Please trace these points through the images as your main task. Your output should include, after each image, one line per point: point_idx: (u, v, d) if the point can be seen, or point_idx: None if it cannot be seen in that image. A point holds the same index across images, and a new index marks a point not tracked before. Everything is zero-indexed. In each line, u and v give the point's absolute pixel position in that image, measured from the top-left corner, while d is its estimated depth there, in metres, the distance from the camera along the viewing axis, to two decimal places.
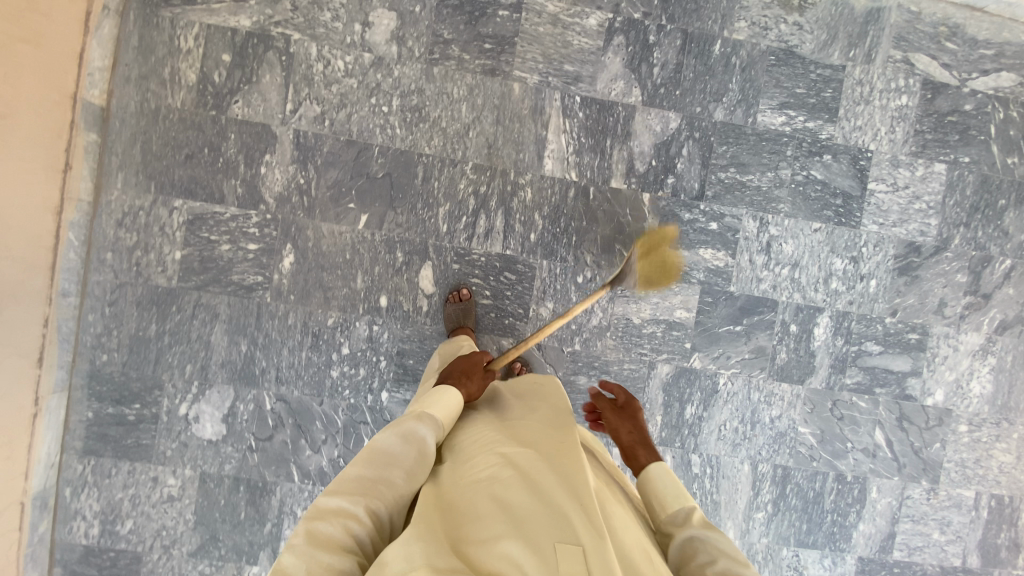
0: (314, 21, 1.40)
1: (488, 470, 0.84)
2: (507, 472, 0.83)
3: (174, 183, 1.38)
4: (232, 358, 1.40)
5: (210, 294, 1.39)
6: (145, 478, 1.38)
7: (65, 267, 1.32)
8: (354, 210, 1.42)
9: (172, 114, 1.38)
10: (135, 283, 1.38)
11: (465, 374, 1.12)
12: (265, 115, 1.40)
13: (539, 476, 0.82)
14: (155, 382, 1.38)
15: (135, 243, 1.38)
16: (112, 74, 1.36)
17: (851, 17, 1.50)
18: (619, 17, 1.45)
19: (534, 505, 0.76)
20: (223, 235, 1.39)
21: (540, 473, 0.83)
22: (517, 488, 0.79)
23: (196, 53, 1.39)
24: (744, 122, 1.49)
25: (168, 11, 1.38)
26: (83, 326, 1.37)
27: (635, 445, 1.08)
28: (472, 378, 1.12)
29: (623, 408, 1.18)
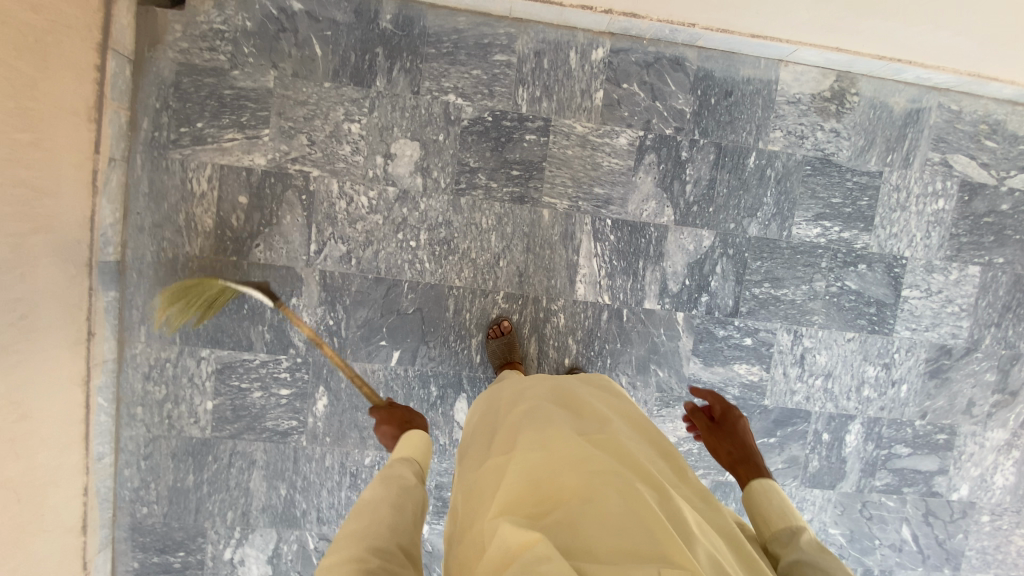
0: (333, 155, 1.34)
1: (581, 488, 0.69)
2: (609, 481, 0.69)
3: (199, 333, 1.34)
4: (273, 502, 1.39)
5: (245, 442, 1.37)
6: None
7: (97, 432, 1.30)
8: (385, 347, 1.39)
9: (191, 262, 1.32)
10: (168, 435, 1.36)
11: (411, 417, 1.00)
12: (288, 257, 1.35)
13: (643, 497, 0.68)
14: (197, 530, 1.38)
15: (165, 395, 1.35)
16: (124, 225, 1.29)
17: (889, 120, 1.45)
18: (650, 134, 1.40)
19: (643, 528, 0.63)
20: (254, 382, 1.36)
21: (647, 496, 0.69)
22: (624, 509, 0.66)
23: (211, 196, 1.32)
24: (779, 236, 1.45)
25: (177, 153, 1.30)
26: (120, 481, 1.36)
27: (737, 466, 0.98)
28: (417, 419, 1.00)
29: (719, 423, 1.07)
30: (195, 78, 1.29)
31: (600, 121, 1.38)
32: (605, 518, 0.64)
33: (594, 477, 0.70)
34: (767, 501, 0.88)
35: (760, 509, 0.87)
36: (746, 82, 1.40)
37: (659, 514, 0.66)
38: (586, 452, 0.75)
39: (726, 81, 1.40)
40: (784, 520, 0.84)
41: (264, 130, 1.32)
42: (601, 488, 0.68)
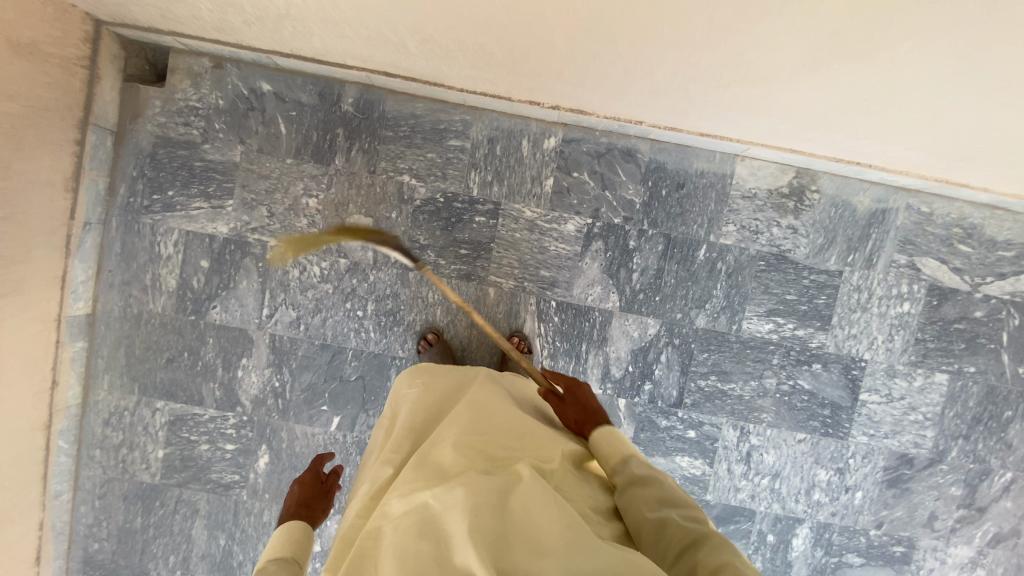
0: (290, 227, 1.41)
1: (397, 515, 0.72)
2: (413, 506, 0.71)
3: (156, 385, 1.43)
4: (212, 551, 1.46)
5: (190, 491, 1.45)
6: None
7: (56, 471, 1.39)
8: (326, 412, 1.44)
9: (153, 319, 1.42)
10: (121, 478, 1.45)
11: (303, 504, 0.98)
12: (242, 319, 1.42)
13: (440, 500, 0.70)
14: (141, 570, 1.46)
15: (121, 440, 1.44)
16: (96, 281, 1.41)
17: (852, 219, 1.41)
18: (598, 222, 1.41)
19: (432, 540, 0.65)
20: (202, 435, 1.44)
21: (442, 496, 0.71)
22: (414, 525, 0.68)
23: (175, 259, 1.41)
24: (728, 329, 1.43)
25: (148, 218, 1.40)
26: (76, 516, 1.45)
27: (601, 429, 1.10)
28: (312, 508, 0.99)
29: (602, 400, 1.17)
30: (170, 150, 1.40)
31: (549, 207, 1.41)
32: (398, 546, 0.66)
33: (403, 507, 0.73)
34: (611, 438, 0.93)
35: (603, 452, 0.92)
36: (699, 175, 1.40)
37: (452, 508, 0.68)
38: (401, 486, 0.77)
39: (679, 173, 1.40)
40: (619, 455, 0.90)
41: (228, 201, 1.40)
42: (402, 517, 0.70)
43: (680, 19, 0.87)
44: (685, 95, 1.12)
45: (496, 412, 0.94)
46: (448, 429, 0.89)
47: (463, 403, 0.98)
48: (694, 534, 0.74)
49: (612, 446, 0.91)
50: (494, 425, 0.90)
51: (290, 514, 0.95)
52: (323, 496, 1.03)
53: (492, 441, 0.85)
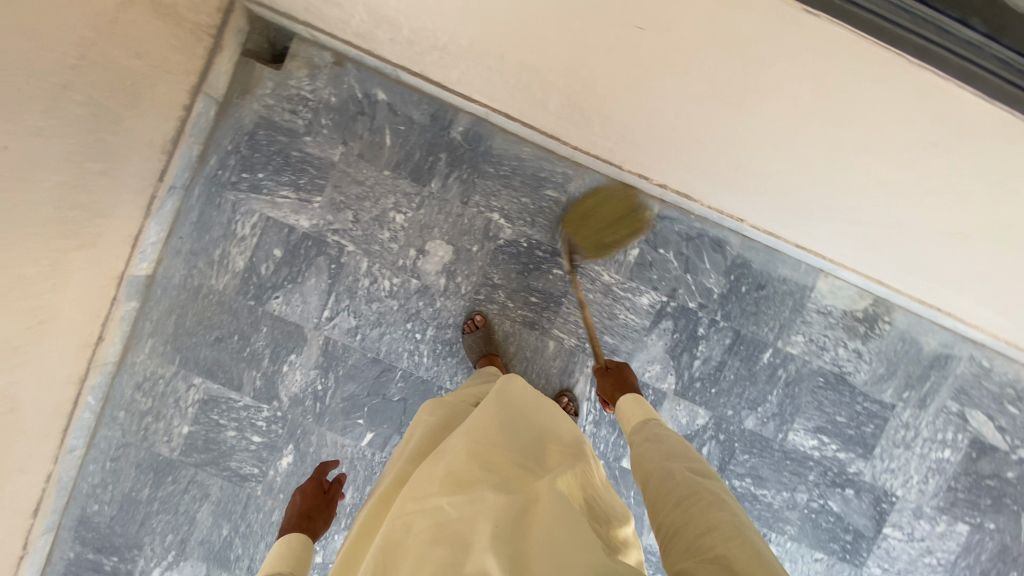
0: (371, 237, 1.39)
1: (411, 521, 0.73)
2: (431, 513, 0.72)
3: (198, 361, 1.40)
4: (212, 539, 1.42)
5: (205, 474, 1.42)
6: None
7: (77, 425, 1.36)
8: (361, 426, 1.42)
9: (212, 295, 1.39)
10: (139, 446, 1.41)
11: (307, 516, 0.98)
12: (300, 316, 1.40)
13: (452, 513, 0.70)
14: (136, 541, 1.42)
15: (149, 407, 1.41)
16: (164, 245, 1.38)
17: (916, 357, 1.42)
18: (673, 302, 1.41)
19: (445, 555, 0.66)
20: (231, 421, 1.41)
21: (462, 507, 0.71)
22: (428, 536, 0.69)
23: (249, 241, 1.38)
24: (773, 436, 1.43)
25: (232, 194, 1.38)
26: (84, 473, 1.41)
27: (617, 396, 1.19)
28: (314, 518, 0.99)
29: (610, 368, 1.25)
30: (271, 134, 1.38)
31: (628, 276, 1.40)
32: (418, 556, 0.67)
33: (414, 511, 0.73)
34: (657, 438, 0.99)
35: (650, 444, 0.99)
36: (781, 281, 1.41)
37: (470, 529, 0.67)
38: (420, 488, 0.77)
39: (762, 273, 1.40)
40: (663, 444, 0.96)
41: (316, 197, 1.38)
42: (414, 526, 0.71)
43: (857, 166, 0.87)
44: (815, 219, 1.13)
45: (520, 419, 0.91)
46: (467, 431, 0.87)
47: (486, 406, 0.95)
48: (694, 487, 0.81)
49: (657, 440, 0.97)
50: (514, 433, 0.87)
51: (294, 526, 0.94)
52: (325, 505, 1.04)
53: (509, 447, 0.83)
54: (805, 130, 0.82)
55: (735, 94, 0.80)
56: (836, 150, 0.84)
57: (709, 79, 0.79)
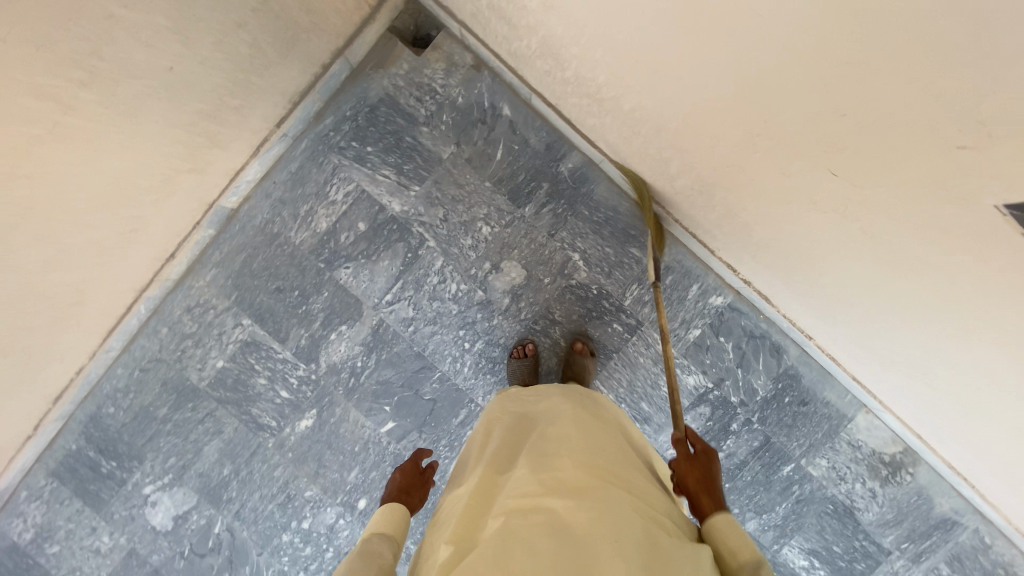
0: (453, 239, 1.41)
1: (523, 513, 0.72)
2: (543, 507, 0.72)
3: (253, 304, 1.41)
4: (211, 474, 1.44)
5: (224, 411, 1.44)
6: (86, 524, 1.44)
7: (121, 329, 1.38)
8: (385, 413, 1.44)
9: (287, 246, 1.40)
10: (170, 365, 1.42)
11: (404, 490, 0.94)
12: (363, 292, 1.42)
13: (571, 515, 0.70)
14: (138, 454, 1.44)
15: (191, 333, 1.42)
16: (256, 186, 1.38)
17: (926, 514, 1.45)
18: (717, 391, 1.43)
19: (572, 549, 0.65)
20: (265, 369, 1.43)
21: (578, 510, 0.71)
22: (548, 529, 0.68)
23: (339, 207, 1.40)
24: (768, 545, 1.46)
25: (335, 157, 1.39)
26: (109, 375, 1.42)
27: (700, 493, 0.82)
28: (411, 495, 0.93)
29: (696, 455, 0.89)
30: (391, 112, 1.39)
31: (682, 353, 1.43)
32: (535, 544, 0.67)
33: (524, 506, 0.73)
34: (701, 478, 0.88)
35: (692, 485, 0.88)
36: (823, 403, 1.43)
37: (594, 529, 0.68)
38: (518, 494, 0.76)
39: (808, 390, 1.43)
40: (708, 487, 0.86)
41: (414, 186, 1.40)
42: (528, 517, 0.71)
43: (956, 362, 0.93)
44: (886, 369, 1.17)
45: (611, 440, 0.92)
46: (560, 440, 0.89)
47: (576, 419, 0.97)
48: None
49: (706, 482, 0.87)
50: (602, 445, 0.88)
51: (393, 499, 0.90)
52: (423, 487, 0.96)
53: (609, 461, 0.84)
54: (931, 320, 0.87)
55: (888, 260, 0.83)
56: (957, 341, 0.87)
57: (872, 241, 0.82)
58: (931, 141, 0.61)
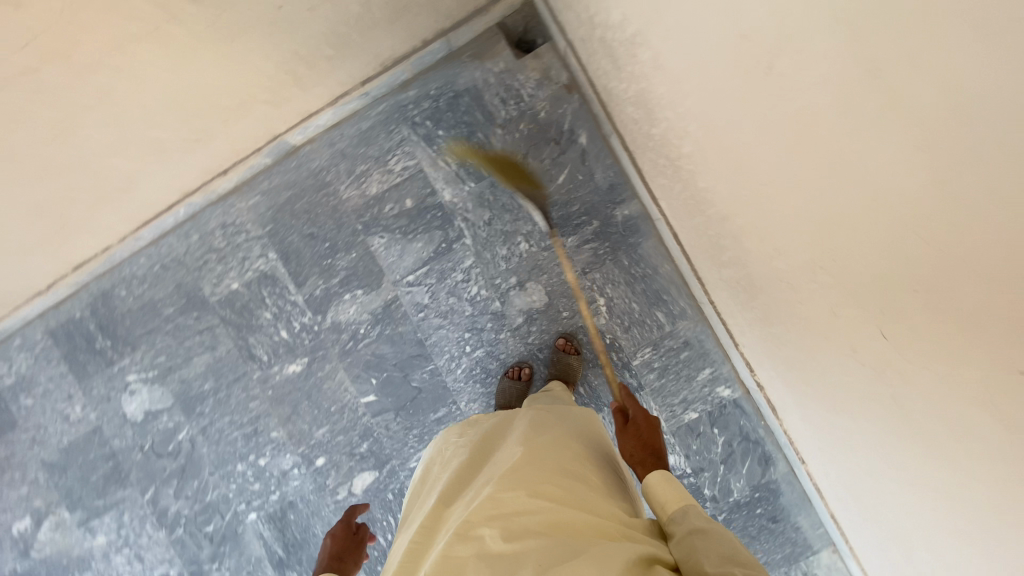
0: (489, 245, 1.42)
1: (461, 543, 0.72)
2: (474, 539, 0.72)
3: (283, 241, 1.44)
4: (192, 384, 1.48)
5: (223, 331, 1.47)
6: (67, 389, 1.50)
7: (155, 223, 1.40)
8: (370, 386, 1.45)
9: (333, 198, 1.43)
10: (188, 271, 1.46)
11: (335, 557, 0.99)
12: (388, 266, 1.43)
13: (507, 541, 0.71)
14: (133, 342, 1.48)
15: (219, 248, 1.45)
16: (325, 132, 1.41)
17: None
18: (691, 478, 1.41)
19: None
20: (273, 305, 1.45)
21: (507, 541, 0.71)
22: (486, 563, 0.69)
23: (394, 178, 1.42)
24: None
25: (406, 130, 1.41)
26: (131, 261, 1.46)
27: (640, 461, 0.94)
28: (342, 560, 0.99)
29: (631, 424, 0.99)
30: (473, 104, 1.40)
31: (672, 430, 1.40)
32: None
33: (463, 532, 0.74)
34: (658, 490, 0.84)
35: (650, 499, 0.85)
36: (793, 528, 1.39)
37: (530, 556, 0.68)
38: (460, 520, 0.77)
39: (782, 510, 1.38)
40: (668, 503, 0.82)
41: (469, 181, 1.41)
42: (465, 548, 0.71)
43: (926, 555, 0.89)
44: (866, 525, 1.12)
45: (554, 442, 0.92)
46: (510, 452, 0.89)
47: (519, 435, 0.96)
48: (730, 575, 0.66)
49: (665, 495, 0.83)
50: (554, 451, 0.89)
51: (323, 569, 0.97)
52: (357, 548, 1.02)
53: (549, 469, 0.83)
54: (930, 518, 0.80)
55: (896, 439, 0.78)
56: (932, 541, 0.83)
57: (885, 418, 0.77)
58: (967, 383, 0.57)
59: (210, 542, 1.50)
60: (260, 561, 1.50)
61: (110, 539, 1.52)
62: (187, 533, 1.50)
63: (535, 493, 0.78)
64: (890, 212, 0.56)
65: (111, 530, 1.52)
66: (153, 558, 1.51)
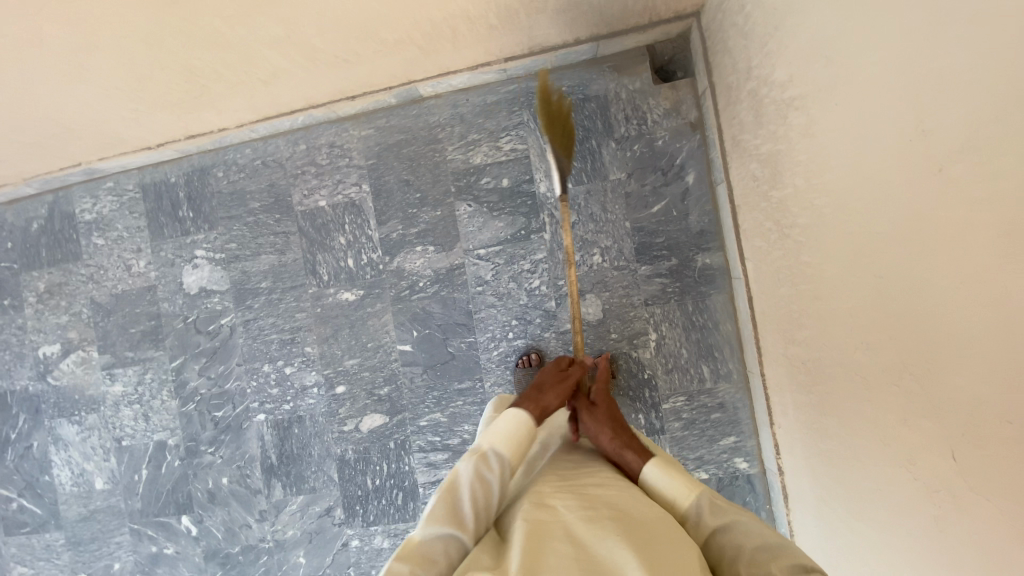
0: (565, 247, 1.44)
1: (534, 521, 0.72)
2: (538, 533, 0.70)
3: (380, 178, 1.51)
4: (251, 278, 1.55)
5: (296, 240, 1.53)
6: (137, 242, 1.57)
7: (273, 123, 1.47)
8: (410, 337, 1.50)
9: (438, 155, 1.48)
10: (285, 175, 1.53)
11: None
12: (466, 233, 1.47)
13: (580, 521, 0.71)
14: (212, 222, 1.55)
15: (320, 164, 1.52)
16: (453, 92, 1.47)
17: None
18: None
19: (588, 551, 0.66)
20: (350, 233, 1.52)
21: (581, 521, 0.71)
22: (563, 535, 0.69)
23: (501, 156, 1.46)
24: None
25: (528, 115, 1.45)
26: (239, 149, 1.54)
27: (625, 453, 0.93)
28: None
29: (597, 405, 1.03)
30: (598, 112, 1.43)
31: None
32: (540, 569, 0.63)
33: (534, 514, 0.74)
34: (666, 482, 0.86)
35: (656, 493, 0.86)
36: None
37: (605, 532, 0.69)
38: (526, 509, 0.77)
39: None
40: (678, 496, 0.83)
41: (568, 181, 1.44)
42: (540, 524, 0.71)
43: None
44: None
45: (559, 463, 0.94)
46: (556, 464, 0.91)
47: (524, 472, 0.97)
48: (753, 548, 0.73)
49: (666, 479, 0.85)
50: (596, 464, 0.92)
51: None
52: None
53: (574, 478, 0.85)
54: None
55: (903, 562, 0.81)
56: None
57: (919, 541, 0.76)
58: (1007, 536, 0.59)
59: (214, 426, 1.56)
60: (252, 460, 1.55)
61: (127, 390, 1.59)
62: (198, 410, 1.57)
63: (579, 493, 0.78)
64: (1011, 349, 0.55)
65: (131, 383, 1.59)
66: (158, 423, 1.58)
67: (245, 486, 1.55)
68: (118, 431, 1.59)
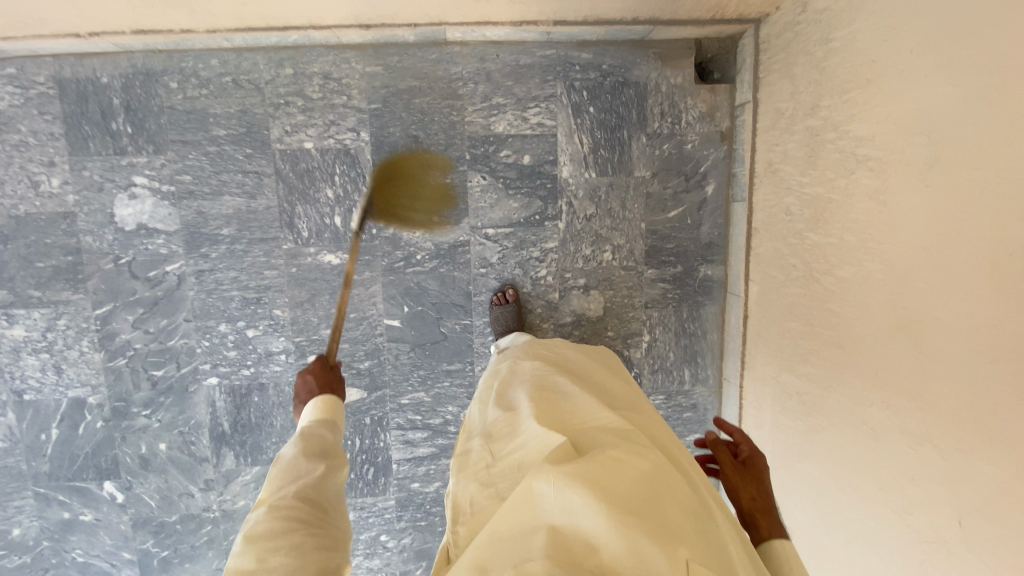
0: (578, 239, 1.39)
1: (622, 444, 0.68)
2: (620, 460, 0.64)
3: (383, 129, 1.29)
4: (207, 221, 1.29)
5: (271, 184, 1.29)
6: (50, 154, 1.23)
7: (255, 36, 1.18)
8: (399, 312, 1.37)
9: (456, 114, 1.30)
10: (262, 103, 1.26)
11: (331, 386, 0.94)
12: (475, 208, 1.35)
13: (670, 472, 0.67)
14: (157, 144, 1.25)
15: (309, 98, 1.26)
16: (482, 43, 1.28)
17: None
18: None
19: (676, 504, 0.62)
20: (340, 187, 1.31)
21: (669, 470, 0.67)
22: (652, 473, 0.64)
23: (525, 128, 1.33)
24: None
25: (561, 88, 1.32)
26: (202, 57, 1.23)
27: (756, 515, 0.78)
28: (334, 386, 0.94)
29: (744, 466, 0.83)
30: (634, 100, 1.34)
31: None
32: (643, 511, 0.59)
33: (624, 440, 0.69)
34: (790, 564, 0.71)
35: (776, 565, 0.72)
36: None
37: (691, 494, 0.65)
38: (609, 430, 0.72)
39: None
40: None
41: (591, 170, 1.36)
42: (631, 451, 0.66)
43: None
44: None
45: (612, 391, 0.87)
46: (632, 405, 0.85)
47: (566, 375, 0.89)
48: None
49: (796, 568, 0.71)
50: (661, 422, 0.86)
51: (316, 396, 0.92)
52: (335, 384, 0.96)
53: (639, 419, 0.80)
54: None
55: None
56: None
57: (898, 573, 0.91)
58: None
59: (150, 386, 1.35)
60: (198, 426, 1.38)
61: (30, 336, 1.30)
62: (129, 367, 1.33)
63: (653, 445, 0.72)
64: None
65: (35, 328, 1.30)
66: (75, 378, 1.33)
67: (188, 454, 1.38)
68: (18, 382, 1.32)
